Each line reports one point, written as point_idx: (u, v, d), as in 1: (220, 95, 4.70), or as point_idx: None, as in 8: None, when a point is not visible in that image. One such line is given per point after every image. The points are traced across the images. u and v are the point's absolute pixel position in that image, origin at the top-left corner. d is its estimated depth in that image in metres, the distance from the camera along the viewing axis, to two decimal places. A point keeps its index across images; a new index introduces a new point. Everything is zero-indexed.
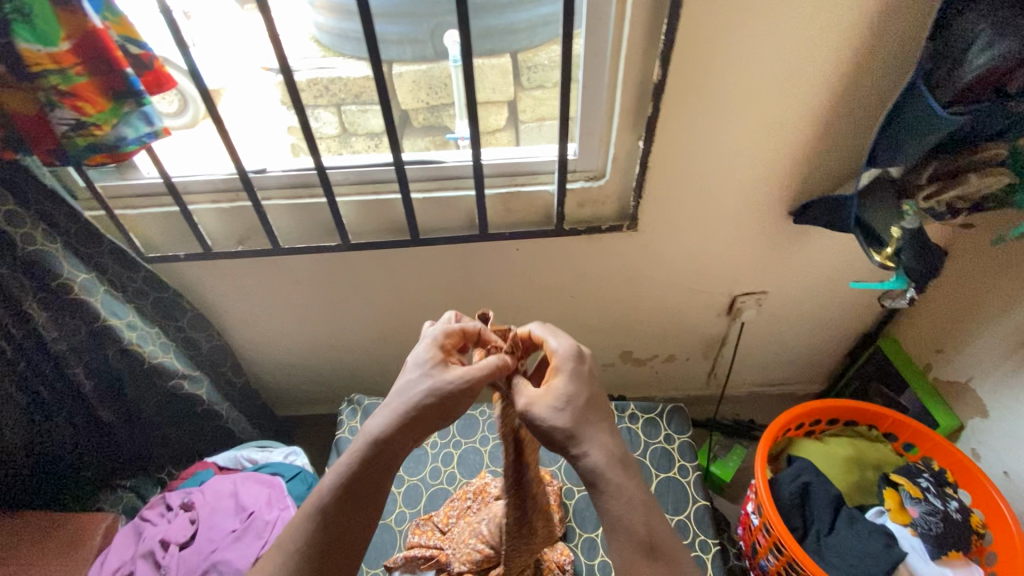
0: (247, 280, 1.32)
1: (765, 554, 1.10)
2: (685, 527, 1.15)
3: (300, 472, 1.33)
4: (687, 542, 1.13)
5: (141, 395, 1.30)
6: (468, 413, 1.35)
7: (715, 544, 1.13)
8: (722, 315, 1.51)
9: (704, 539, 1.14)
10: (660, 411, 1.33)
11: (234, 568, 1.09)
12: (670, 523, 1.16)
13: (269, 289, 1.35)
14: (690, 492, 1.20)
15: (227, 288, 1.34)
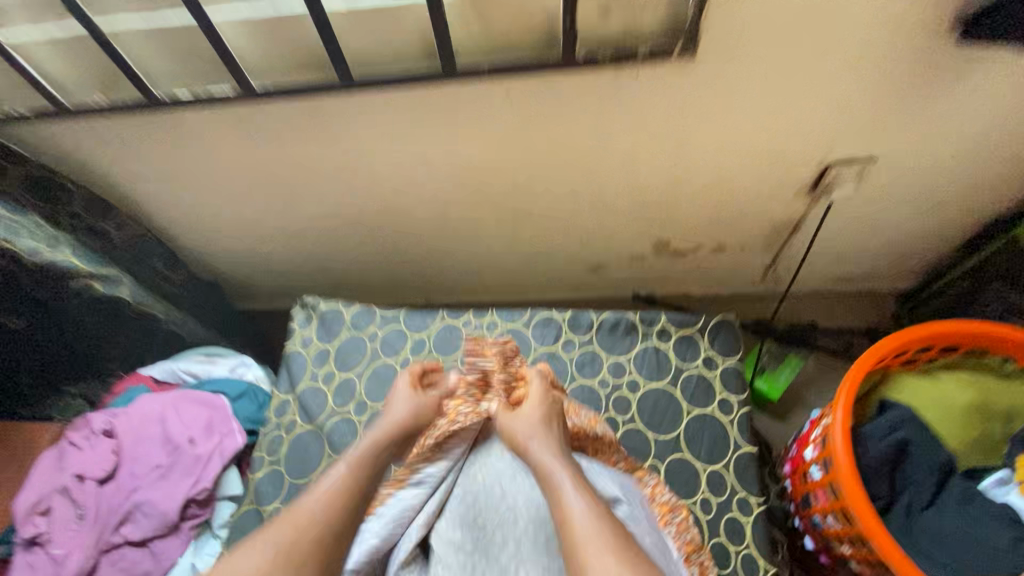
0: (156, 143, 1.01)
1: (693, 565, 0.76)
2: (740, 537, 0.82)
3: (248, 390, 1.09)
4: (736, 559, 0.80)
5: (47, 300, 1.05)
6: (446, 325, 1.06)
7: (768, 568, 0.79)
8: (802, 195, 1.11)
9: (750, 553, 0.81)
10: (702, 326, 0.99)
11: (159, 511, 0.89)
12: (733, 547, 0.81)
13: (187, 157, 1.04)
14: (747, 525, 0.82)
15: (138, 154, 1.04)
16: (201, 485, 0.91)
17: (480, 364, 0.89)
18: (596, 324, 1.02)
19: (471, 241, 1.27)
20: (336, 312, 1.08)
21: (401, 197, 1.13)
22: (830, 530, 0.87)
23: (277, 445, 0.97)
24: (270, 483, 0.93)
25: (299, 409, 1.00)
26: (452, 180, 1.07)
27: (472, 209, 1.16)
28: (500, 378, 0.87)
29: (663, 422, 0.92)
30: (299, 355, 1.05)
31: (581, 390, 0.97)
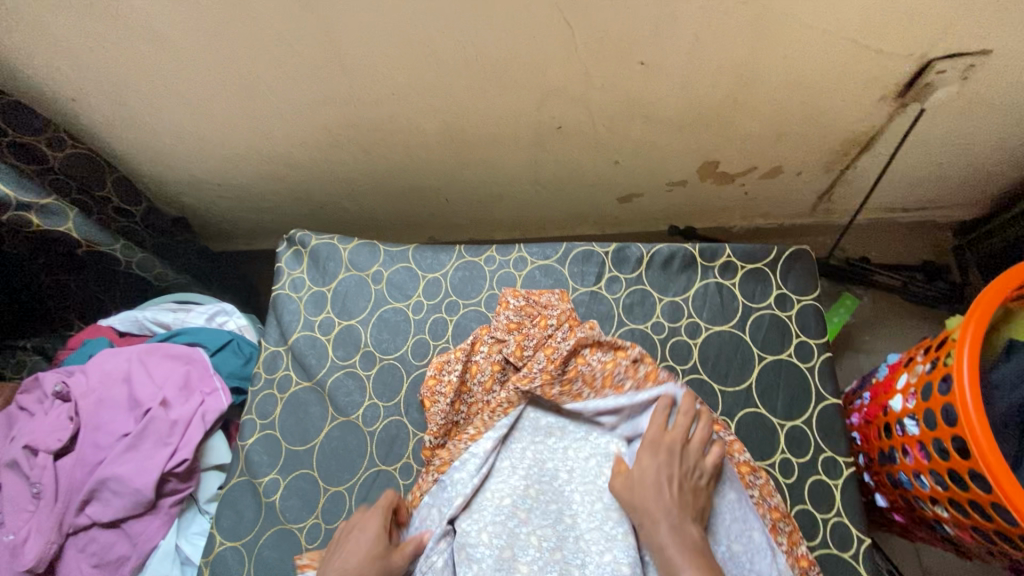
0: (83, 27, 0.79)
1: (780, 535, 0.65)
2: (826, 503, 0.70)
3: (230, 342, 0.91)
4: (822, 526, 0.69)
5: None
6: (465, 263, 0.89)
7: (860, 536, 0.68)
8: (887, 101, 0.92)
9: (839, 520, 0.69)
10: (773, 258, 0.83)
11: (130, 488, 0.73)
12: (817, 511, 0.69)
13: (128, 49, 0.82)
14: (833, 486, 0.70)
15: (64, 45, 0.81)
16: (180, 456, 0.75)
17: (523, 335, 0.76)
18: (646, 260, 0.85)
19: (487, 162, 1.07)
20: (332, 247, 0.90)
21: (401, 104, 0.92)
22: (924, 492, 0.75)
23: (270, 407, 0.81)
24: (262, 450, 0.78)
25: (294, 363, 0.84)
26: (465, 78, 0.87)
27: (490, 121, 0.96)
28: (549, 353, 0.73)
29: (731, 371, 0.78)
30: (290, 298, 0.88)
31: (630, 334, 0.82)
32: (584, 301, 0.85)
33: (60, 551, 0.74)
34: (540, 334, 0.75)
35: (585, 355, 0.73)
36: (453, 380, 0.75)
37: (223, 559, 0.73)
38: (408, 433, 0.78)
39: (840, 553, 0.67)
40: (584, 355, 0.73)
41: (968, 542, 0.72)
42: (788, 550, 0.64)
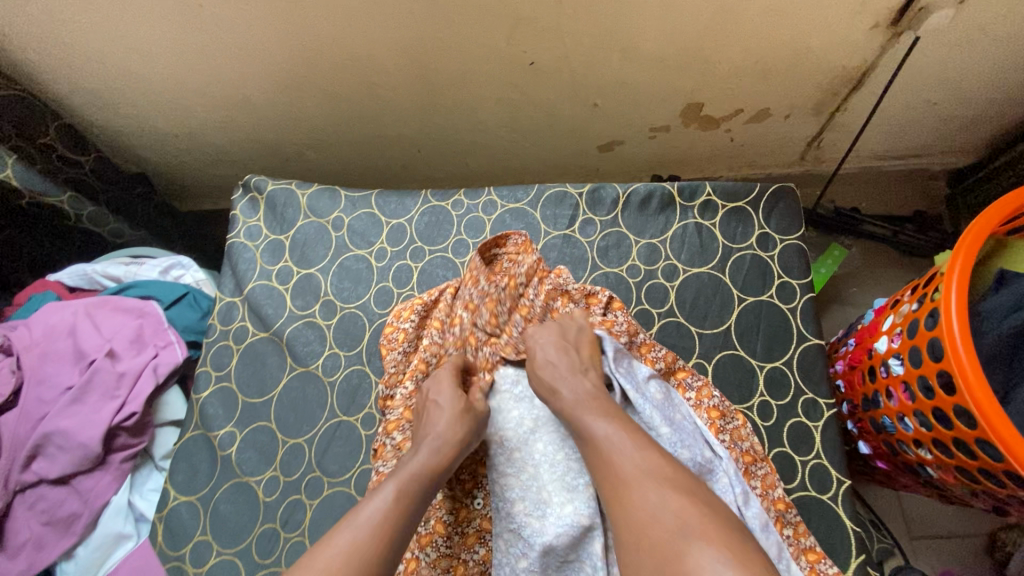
0: None
1: (753, 478, 0.62)
2: (809, 448, 0.67)
3: (185, 295, 0.87)
4: (801, 469, 0.66)
5: None
6: (431, 208, 0.84)
7: (840, 478, 0.65)
8: (880, 30, 0.86)
9: (819, 463, 0.66)
10: (755, 196, 0.79)
11: (76, 443, 0.69)
12: (796, 454, 0.66)
13: None
14: (815, 430, 0.67)
15: None
16: (128, 409, 0.71)
17: (494, 301, 0.71)
18: (622, 201, 0.80)
19: (457, 106, 1.01)
20: (289, 193, 0.85)
21: (362, 37, 0.86)
22: (908, 434, 0.72)
23: (225, 358, 0.77)
24: (217, 402, 0.74)
25: (250, 313, 0.79)
26: (429, 6, 0.81)
27: (459, 56, 0.90)
28: (525, 313, 0.70)
29: (709, 314, 0.74)
30: (245, 247, 0.83)
31: (603, 278, 0.78)
32: (557, 245, 0.80)
33: (7, 509, 0.70)
34: (512, 296, 0.71)
35: (558, 308, 0.71)
36: (410, 337, 0.71)
37: (178, 514, 0.70)
38: (370, 383, 0.74)
39: (818, 495, 0.65)
40: (557, 308, 0.71)
41: (952, 484, 0.70)
42: (763, 493, 0.61)
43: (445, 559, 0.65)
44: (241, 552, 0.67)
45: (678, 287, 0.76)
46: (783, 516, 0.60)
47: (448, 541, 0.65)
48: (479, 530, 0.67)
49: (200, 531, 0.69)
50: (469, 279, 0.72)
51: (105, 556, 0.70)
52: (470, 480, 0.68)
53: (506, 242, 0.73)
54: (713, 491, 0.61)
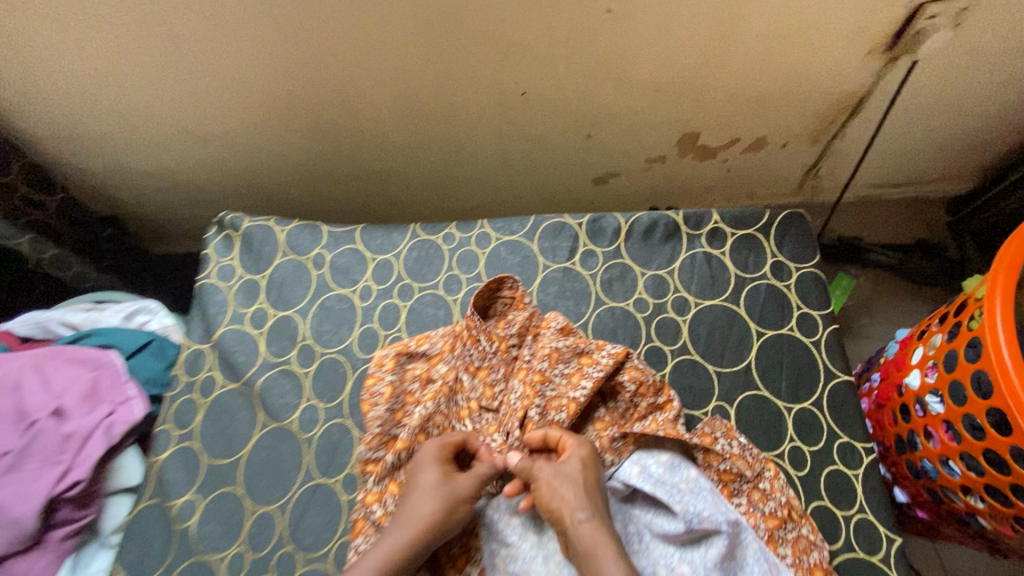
0: None
1: (781, 545, 0.53)
2: (850, 498, 0.59)
3: (150, 343, 0.79)
4: (844, 526, 0.58)
5: None
6: (421, 242, 0.78)
7: (892, 537, 0.57)
8: (877, 55, 0.84)
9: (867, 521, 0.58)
10: (765, 224, 0.74)
11: (8, 518, 0.59)
12: (839, 511, 0.58)
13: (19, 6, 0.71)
14: (856, 482, 0.59)
15: None
16: (73, 476, 0.62)
17: (485, 371, 0.66)
18: (625, 231, 0.75)
19: (446, 138, 0.97)
20: (266, 229, 0.79)
21: (347, 68, 0.82)
22: (955, 481, 0.64)
23: (189, 415, 0.68)
24: (178, 466, 0.65)
25: (219, 361, 0.71)
26: (416, 35, 0.78)
27: (447, 86, 0.87)
28: (521, 377, 0.64)
29: (727, 350, 0.68)
30: (218, 287, 0.76)
31: (609, 313, 0.71)
32: (557, 279, 0.74)
33: None
34: (505, 361, 0.67)
35: (545, 368, 0.64)
36: (394, 391, 0.64)
37: None
38: (352, 439, 0.66)
39: (867, 557, 0.56)
40: (544, 370, 0.64)
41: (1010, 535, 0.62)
42: (795, 561, 0.52)
43: None
44: None
45: (691, 322, 0.70)
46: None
47: None
48: None
49: None
50: (466, 338, 0.66)
51: None
52: (462, 555, 0.59)
53: (501, 290, 0.68)
54: (743, 559, 0.52)
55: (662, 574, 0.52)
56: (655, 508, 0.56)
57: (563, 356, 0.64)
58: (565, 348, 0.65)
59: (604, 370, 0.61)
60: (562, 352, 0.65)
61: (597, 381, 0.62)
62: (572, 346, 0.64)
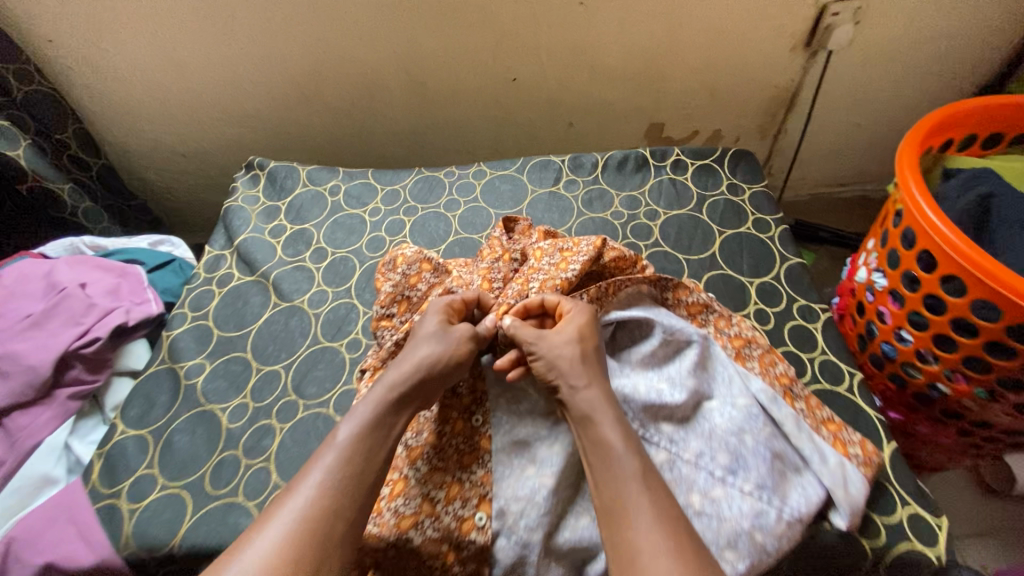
0: None
1: (749, 360, 0.59)
2: (810, 341, 0.65)
3: (172, 262, 0.86)
4: (808, 364, 0.63)
5: None
6: (425, 177, 0.89)
7: (855, 370, 0.62)
8: (799, 49, 1.04)
9: (832, 361, 0.64)
10: (719, 157, 0.87)
11: (24, 366, 0.62)
12: (804, 356, 0.64)
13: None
14: (818, 335, 0.66)
15: None
16: (92, 335, 0.66)
17: (487, 271, 0.70)
18: (601, 164, 0.88)
19: (446, 123, 1.13)
20: (288, 168, 0.90)
21: (368, 51, 1.00)
22: (909, 348, 0.70)
23: (205, 300, 0.74)
24: (190, 338, 0.69)
25: (237, 261, 0.78)
26: (428, 23, 0.96)
27: (450, 70, 1.04)
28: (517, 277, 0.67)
29: (693, 243, 0.77)
30: (242, 209, 0.85)
31: (588, 223, 0.82)
32: (543, 201, 0.85)
33: None
34: (506, 268, 0.71)
35: (535, 263, 0.69)
36: (411, 258, 0.69)
37: (122, 449, 0.60)
38: (358, 314, 0.71)
39: (833, 387, 0.62)
40: (535, 265, 0.68)
41: (965, 397, 0.68)
42: (764, 371, 0.58)
43: (438, 476, 0.57)
44: (189, 484, 0.57)
45: (662, 226, 0.80)
46: (791, 390, 0.57)
47: (440, 454, 0.58)
48: (476, 449, 0.58)
49: (145, 465, 0.59)
50: (486, 254, 0.73)
51: (24, 502, 0.58)
52: (469, 395, 0.61)
53: (514, 226, 0.76)
54: (714, 369, 0.58)
55: (643, 389, 0.57)
56: (636, 340, 0.61)
57: (559, 251, 0.68)
58: (557, 246, 0.69)
59: (586, 254, 0.65)
60: (555, 250, 0.69)
61: (584, 266, 0.65)
62: (565, 245, 0.69)
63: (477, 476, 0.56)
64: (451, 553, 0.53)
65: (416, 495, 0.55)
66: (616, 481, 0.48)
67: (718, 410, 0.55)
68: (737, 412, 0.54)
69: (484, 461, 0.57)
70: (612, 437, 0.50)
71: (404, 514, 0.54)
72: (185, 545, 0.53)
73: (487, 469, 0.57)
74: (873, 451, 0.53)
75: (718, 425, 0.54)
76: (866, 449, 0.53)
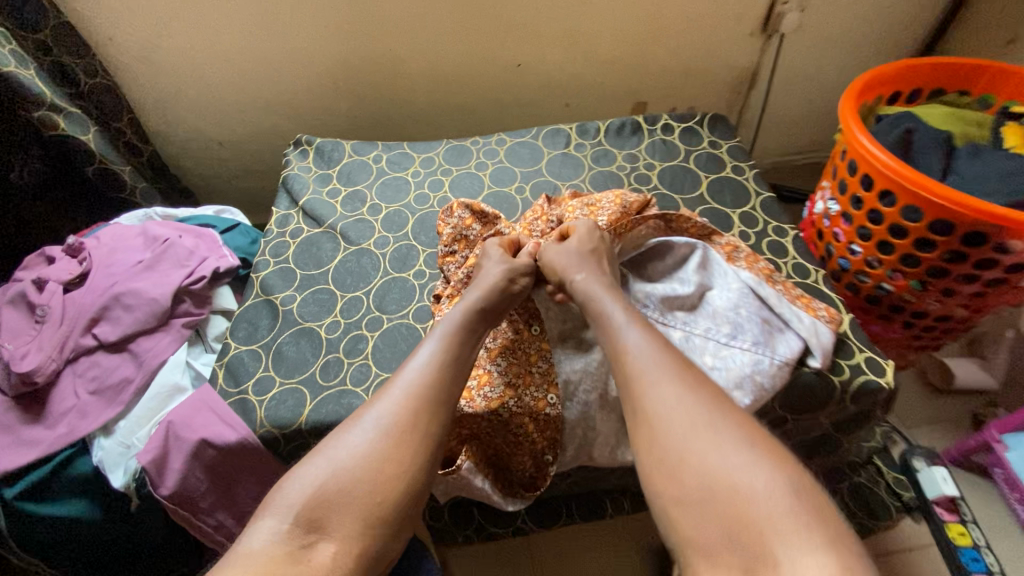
0: None
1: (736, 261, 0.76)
2: (782, 250, 0.84)
3: (239, 226, 0.97)
4: (783, 267, 0.81)
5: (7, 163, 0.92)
6: (455, 146, 1.04)
7: (818, 268, 0.81)
8: (757, 33, 1.24)
9: (801, 264, 0.82)
10: (699, 120, 1.05)
11: (146, 299, 0.74)
12: (778, 261, 0.82)
13: None
14: (789, 247, 0.84)
15: None
16: (197, 274, 0.78)
17: (526, 229, 0.83)
18: (603, 130, 1.04)
19: (459, 106, 1.28)
20: (333, 143, 1.03)
21: (395, 42, 1.14)
22: (859, 258, 0.89)
23: (283, 248, 0.86)
24: (278, 277, 0.82)
25: (304, 218, 0.91)
26: (448, 17, 1.12)
27: (465, 59, 1.19)
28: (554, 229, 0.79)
29: (685, 187, 0.95)
30: (299, 177, 0.98)
31: (596, 175, 0.98)
32: (558, 161, 1.01)
33: (58, 376, 0.70)
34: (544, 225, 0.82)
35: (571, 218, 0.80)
36: (466, 204, 0.80)
37: (239, 359, 0.72)
38: (418, 251, 0.85)
39: (804, 280, 0.80)
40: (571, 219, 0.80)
41: (904, 291, 0.87)
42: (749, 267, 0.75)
43: (512, 369, 0.68)
44: (305, 380, 0.70)
45: (658, 174, 0.97)
46: (771, 277, 0.73)
47: (513, 352, 0.69)
48: (539, 349, 0.69)
49: (263, 369, 0.71)
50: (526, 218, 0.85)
51: (160, 406, 0.70)
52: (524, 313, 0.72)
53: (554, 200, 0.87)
54: (714, 269, 0.74)
55: (660, 288, 0.73)
56: (652, 260, 0.77)
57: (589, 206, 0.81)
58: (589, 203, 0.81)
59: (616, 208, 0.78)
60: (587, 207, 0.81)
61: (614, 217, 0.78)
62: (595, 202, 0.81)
63: (542, 368, 0.68)
64: (530, 422, 0.67)
65: (500, 382, 0.67)
66: (610, 330, 0.58)
67: (718, 295, 0.72)
68: (732, 292, 0.71)
69: (548, 355, 0.69)
70: (610, 309, 0.61)
71: (492, 397, 0.66)
72: (312, 422, 0.66)
73: (552, 360, 0.68)
74: (835, 313, 0.71)
75: (719, 305, 0.71)
76: (829, 311, 0.70)
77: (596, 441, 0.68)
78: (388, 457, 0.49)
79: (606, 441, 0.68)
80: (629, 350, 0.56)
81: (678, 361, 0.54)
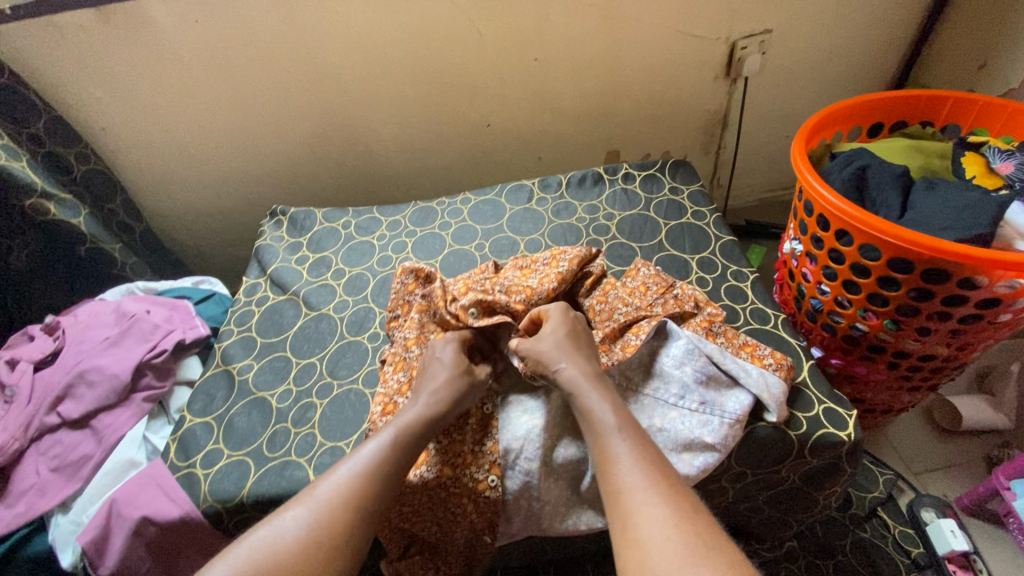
0: (122, 64, 1.05)
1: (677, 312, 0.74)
2: (740, 294, 0.82)
3: (214, 295, 1.01)
4: (740, 313, 0.80)
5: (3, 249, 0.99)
6: (421, 207, 1.07)
7: (777, 312, 0.79)
8: (721, 78, 1.26)
9: (759, 309, 0.81)
10: (661, 167, 1.05)
11: (108, 374, 0.76)
12: (736, 306, 0.81)
13: (154, 82, 1.09)
14: (748, 292, 0.82)
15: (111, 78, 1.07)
16: (159, 348, 0.81)
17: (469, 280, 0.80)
18: (565, 182, 1.06)
19: (435, 166, 1.33)
20: (305, 211, 1.07)
21: (368, 112, 1.21)
22: (829, 299, 0.86)
23: (248, 317, 0.89)
24: (239, 347, 0.84)
25: (271, 285, 0.94)
26: (416, 86, 1.18)
27: (436, 122, 1.25)
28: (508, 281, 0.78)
29: (644, 234, 0.94)
30: (271, 247, 1.02)
31: (557, 228, 0.99)
32: (519, 216, 1.03)
33: (22, 454, 0.73)
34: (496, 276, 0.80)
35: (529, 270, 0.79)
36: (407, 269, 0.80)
37: (192, 432, 0.73)
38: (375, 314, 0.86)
39: (762, 326, 0.78)
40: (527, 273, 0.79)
41: (879, 330, 0.82)
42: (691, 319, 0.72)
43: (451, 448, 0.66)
44: (251, 451, 0.70)
45: (618, 223, 0.97)
46: (711, 329, 0.71)
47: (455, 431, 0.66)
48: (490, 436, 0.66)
49: (213, 441, 0.72)
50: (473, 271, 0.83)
51: (115, 481, 0.71)
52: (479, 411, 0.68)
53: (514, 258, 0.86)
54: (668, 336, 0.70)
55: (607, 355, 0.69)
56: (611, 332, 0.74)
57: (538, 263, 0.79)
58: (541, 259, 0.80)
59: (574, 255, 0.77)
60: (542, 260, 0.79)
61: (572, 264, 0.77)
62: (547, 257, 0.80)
63: (486, 448, 0.65)
64: (470, 503, 0.64)
65: (437, 461, 0.65)
66: (599, 434, 0.56)
67: (667, 354, 0.68)
68: (678, 348, 0.68)
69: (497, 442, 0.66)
70: (601, 407, 0.58)
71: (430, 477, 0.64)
72: (252, 494, 0.66)
73: (495, 440, 0.66)
74: (782, 357, 0.68)
75: (665, 362, 0.68)
76: (777, 357, 0.68)
77: (543, 510, 0.65)
78: (300, 553, 0.49)
79: (554, 510, 0.65)
80: (617, 460, 0.53)
81: (669, 480, 0.51)
